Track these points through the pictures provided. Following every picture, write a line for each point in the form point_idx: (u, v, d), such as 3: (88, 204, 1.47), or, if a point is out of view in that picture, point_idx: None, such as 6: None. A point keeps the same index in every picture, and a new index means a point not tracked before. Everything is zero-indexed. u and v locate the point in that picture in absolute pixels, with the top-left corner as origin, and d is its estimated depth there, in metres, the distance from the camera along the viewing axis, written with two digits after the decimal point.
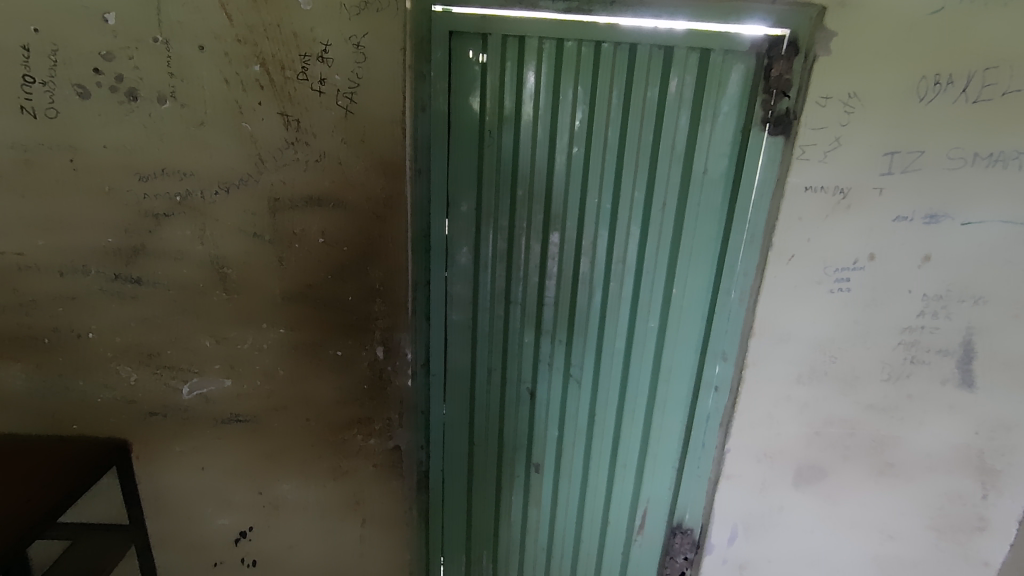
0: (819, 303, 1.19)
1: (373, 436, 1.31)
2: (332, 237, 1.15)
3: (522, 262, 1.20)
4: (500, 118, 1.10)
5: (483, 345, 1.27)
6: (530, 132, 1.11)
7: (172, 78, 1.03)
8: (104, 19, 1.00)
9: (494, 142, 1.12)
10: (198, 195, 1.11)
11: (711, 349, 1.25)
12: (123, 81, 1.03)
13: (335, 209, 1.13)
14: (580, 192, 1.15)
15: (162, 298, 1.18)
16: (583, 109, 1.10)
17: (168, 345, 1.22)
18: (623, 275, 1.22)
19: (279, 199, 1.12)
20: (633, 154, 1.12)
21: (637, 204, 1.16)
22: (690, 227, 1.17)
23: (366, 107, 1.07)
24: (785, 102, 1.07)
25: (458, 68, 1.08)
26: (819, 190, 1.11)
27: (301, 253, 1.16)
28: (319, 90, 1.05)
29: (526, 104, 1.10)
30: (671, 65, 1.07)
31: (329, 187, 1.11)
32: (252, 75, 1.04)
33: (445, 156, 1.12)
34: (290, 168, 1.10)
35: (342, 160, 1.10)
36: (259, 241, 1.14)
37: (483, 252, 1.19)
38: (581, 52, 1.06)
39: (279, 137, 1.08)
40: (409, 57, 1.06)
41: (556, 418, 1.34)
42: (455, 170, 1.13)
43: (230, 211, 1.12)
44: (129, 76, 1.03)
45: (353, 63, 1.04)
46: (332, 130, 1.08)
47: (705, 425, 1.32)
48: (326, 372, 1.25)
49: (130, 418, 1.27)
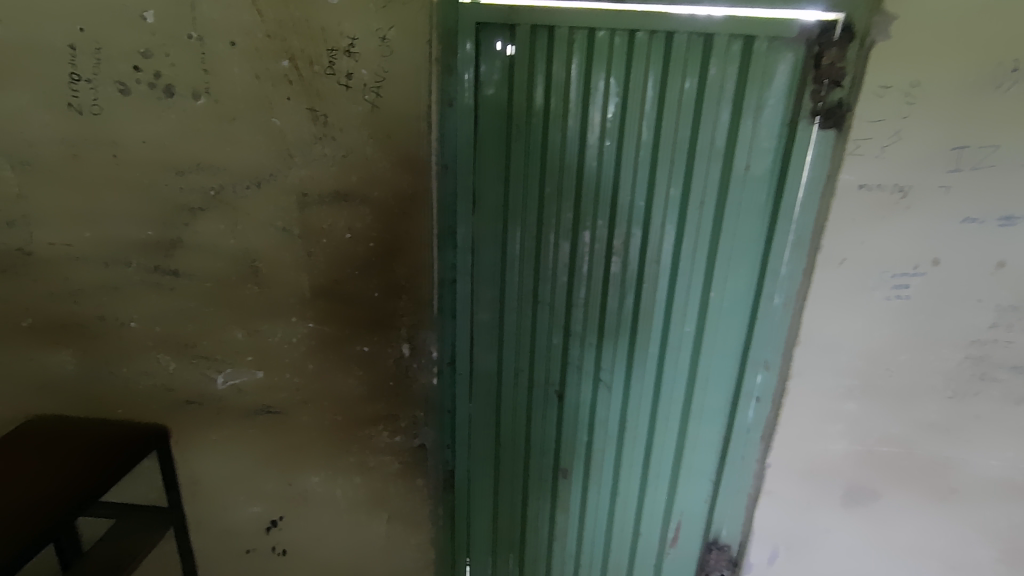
0: (872, 311, 1.09)
1: (398, 433, 1.30)
2: (359, 233, 1.14)
3: (550, 261, 1.16)
4: (528, 112, 1.07)
5: (510, 346, 1.24)
6: (559, 126, 1.07)
7: (206, 75, 1.05)
8: (143, 17, 1.02)
9: (522, 136, 1.08)
10: (231, 189, 1.12)
11: (751, 358, 1.19)
12: (161, 78, 1.06)
13: (361, 204, 1.12)
14: (612, 188, 1.10)
15: (197, 290, 1.21)
16: (616, 102, 1.05)
17: (203, 336, 1.25)
18: (657, 276, 1.16)
19: (307, 194, 1.12)
20: (668, 150, 1.06)
21: (672, 202, 1.10)
22: (728, 227, 1.10)
23: (392, 102, 1.05)
24: (837, 93, 0.98)
25: (484, 60, 1.05)
26: (875, 189, 1.02)
27: (329, 248, 1.16)
28: (346, 85, 1.05)
29: (554, 97, 1.05)
30: (711, 54, 1.00)
31: (356, 183, 1.11)
32: (282, 70, 1.04)
33: (471, 151, 1.09)
34: (317, 163, 1.10)
35: (368, 155, 1.09)
36: (288, 236, 1.15)
37: (510, 251, 1.16)
38: (614, 42, 1.01)
39: (307, 132, 1.08)
40: (435, 50, 1.03)
41: (585, 424, 1.30)
42: (482, 165, 1.11)
43: (260, 205, 1.13)
44: (166, 73, 1.06)
45: (379, 58, 1.03)
46: (358, 125, 1.07)
47: (744, 437, 1.25)
48: (353, 367, 1.25)
49: (169, 406, 1.32)
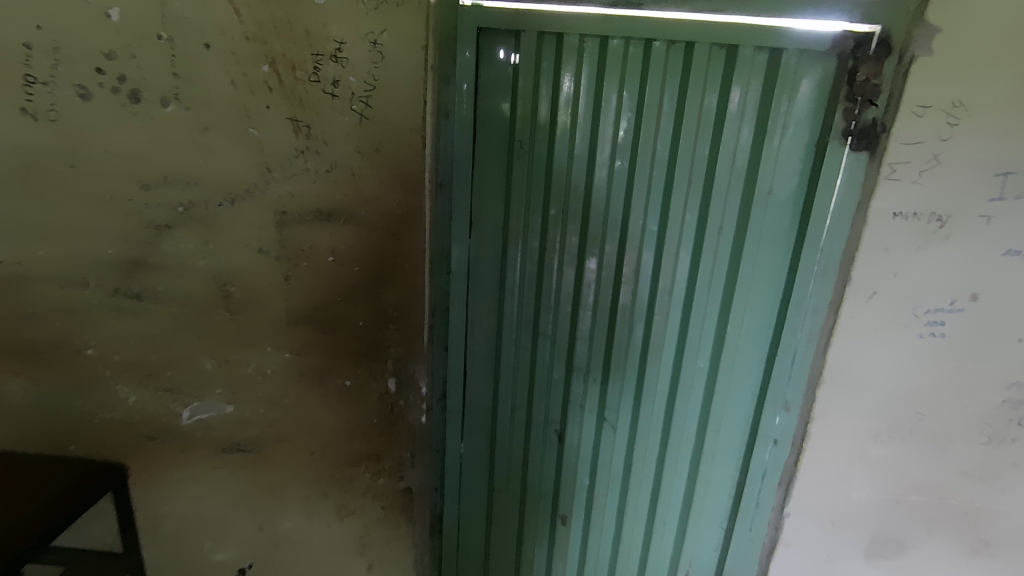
0: (904, 350, 1.00)
1: (382, 475, 1.18)
2: (343, 255, 1.03)
3: (553, 290, 1.07)
4: (533, 127, 0.98)
5: (507, 380, 1.14)
6: (565, 142, 0.98)
7: (176, 79, 0.95)
8: (107, 14, 0.92)
9: (525, 154, 0.99)
10: (202, 205, 1.02)
11: (770, 398, 1.08)
12: (126, 82, 0.95)
13: (346, 224, 1.01)
14: (622, 211, 1.01)
15: (163, 315, 1.10)
16: (628, 118, 0.96)
17: (168, 365, 1.14)
18: (670, 307, 1.06)
19: (287, 212, 1.01)
20: (685, 170, 0.97)
21: (687, 227, 1.00)
22: (749, 255, 1.01)
23: (383, 113, 0.95)
24: (872, 112, 0.90)
25: (486, 72, 0.97)
26: (910, 217, 0.93)
27: (309, 272, 1.05)
28: (332, 94, 0.94)
29: (561, 112, 0.97)
30: (734, 67, 0.92)
31: (341, 201, 1.00)
32: (261, 76, 0.93)
33: (470, 168, 1.00)
34: (298, 178, 0.99)
35: (355, 171, 0.98)
36: (265, 258, 1.04)
37: (510, 277, 1.07)
38: (628, 51, 0.93)
39: (288, 144, 0.97)
40: (431, 57, 0.95)
41: (588, 466, 1.19)
42: (480, 183, 1.02)
43: (234, 224, 1.02)
44: (131, 76, 0.95)
45: (369, 64, 0.93)
46: (345, 138, 0.97)
47: (760, 484, 1.14)
48: (334, 403, 1.14)
49: (128, 441, 1.19)
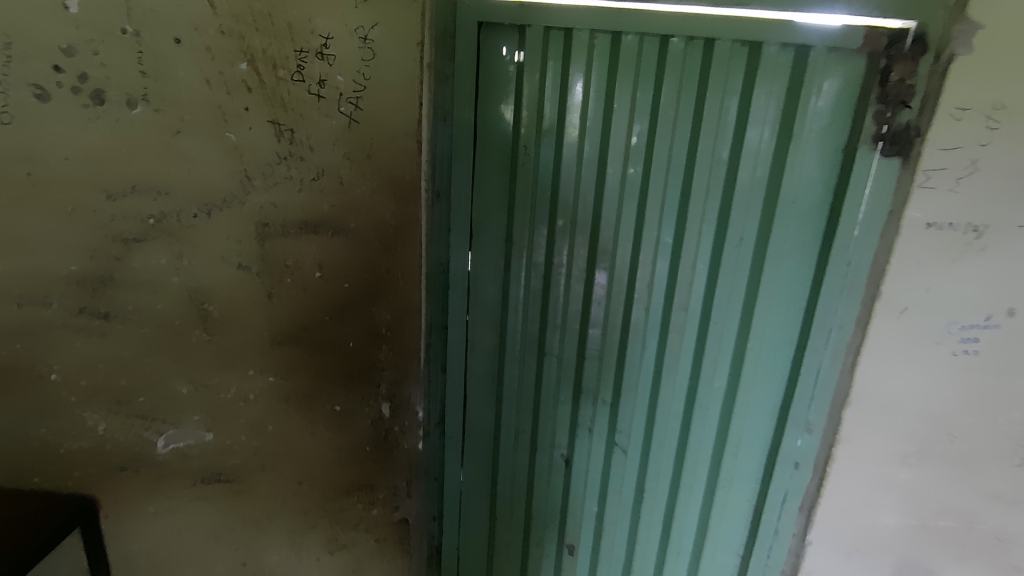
0: (935, 369, 0.94)
1: (376, 506, 1.10)
2: (331, 270, 0.94)
3: (560, 307, 1.00)
4: (538, 131, 0.91)
5: (510, 401, 1.06)
6: (574, 148, 0.91)
7: (144, 78, 0.85)
8: (66, 5, 0.82)
9: (529, 160, 0.92)
10: (175, 217, 0.92)
11: (790, 419, 1.02)
12: (87, 81, 0.86)
13: (334, 237, 0.92)
14: (635, 222, 0.94)
15: (133, 336, 1.00)
16: (642, 122, 0.89)
17: (140, 391, 1.04)
18: (685, 325, 0.99)
19: (269, 223, 0.92)
20: (704, 178, 0.90)
21: (705, 238, 0.93)
22: (771, 268, 0.94)
23: (375, 115, 0.86)
24: (906, 114, 0.83)
25: (487, 71, 0.90)
26: (946, 227, 0.86)
27: (294, 289, 0.96)
28: (317, 94, 0.85)
29: (570, 115, 0.90)
30: (758, 66, 0.84)
31: (329, 212, 0.91)
32: (239, 75, 0.85)
33: (471, 178, 0.94)
34: (281, 186, 0.90)
35: (344, 178, 0.89)
36: (245, 274, 0.95)
37: (513, 293, 0.99)
38: (642, 49, 0.85)
39: (269, 150, 0.88)
40: (428, 55, 0.85)
41: (596, 492, 1.11)
42: (479, 191, 0.95)
43: (211, 237, 0.93)
44: (93, 74, 0.85)
45: (359, 62, 0.84)
46: (332, 142, 0.88)
47: (779, 509, 1.07)
48: (322, 429, 1.05)
49: (97, 472, 1.10)
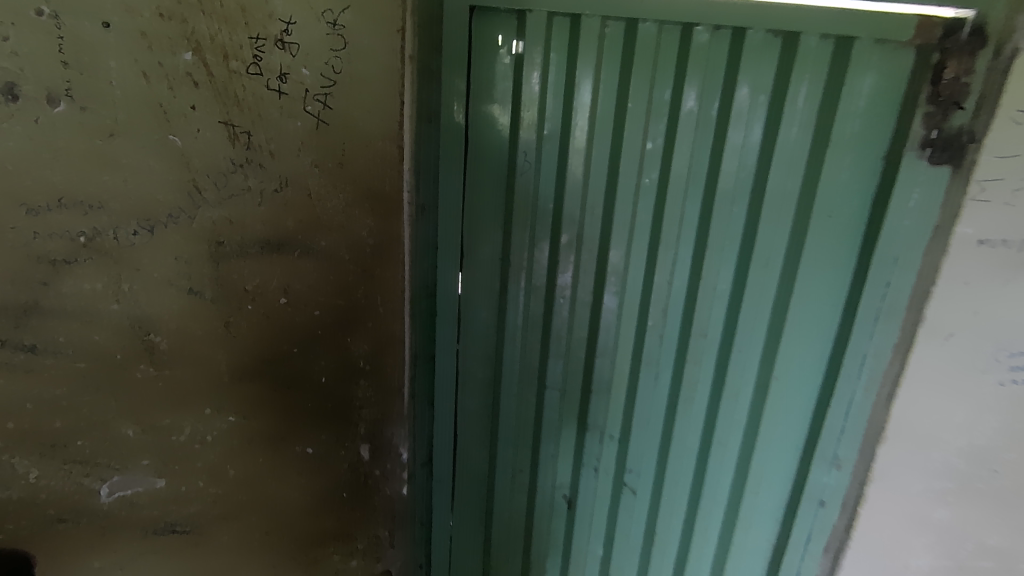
0: (990, 407, 0.80)
1: (356, 557, 1.00)
2: (297, 296, 0.81)
3: (563, 335, 0.89)
4: (540, 136, 0.80)
5: (507, 437, 0.97)
6: (581, 157, 0.80)
7: (65, 70, 0.70)
8: None
9: (529, 169, 0.81)
10: (111, 234, 0.78)
11: (818, 453, 0.90)
12: None
13: (301, 258, 0.80)
14: (650, 238, 0.83)
15: (66, 372, 0.84)
16: (662, 125, 0.78)
17: (79, 435, 0.87)
18: (704, 353, 0.87)
19: (224, 242, 0.79)
20: (728, 188, 0.79)
21: (728, 255, 0.82)
22: (803, 294, 0.83)
23: (347, 115, 0.75)
24: (959, 116, 0.73)
25: (479, 70, 0.79)
26: (1003, 246, 0.73)
27: (256, 317, 0.82)
28: (278, 90, 0.72)
29: (576, 118, 0.79)
30: (795, 59, 0.73)
31: (294, 230, 0.79)
32: (183, 66, 0.71)
33: (462, 194, 0.83)
34: (237, 200, 0.76)
35: (312, 190, 0.77)
36: (197, 300, 0.82)
37: (511, 319, 0.89)
38: (660, 39, 0.75)
39: (222, 156, 0.75)
40: (408, 48, 0.77)
41: (602, 535, 1.01)
42: (476, 208, 0.84)
43: (155, 257, 0.79)
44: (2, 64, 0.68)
45: (328, 52, 0.72)
46: (298, 147, 0.75)
47: (803, 549, 0.95)
48: (292, 473, 0.92)
49: (30, 525, 0.89)
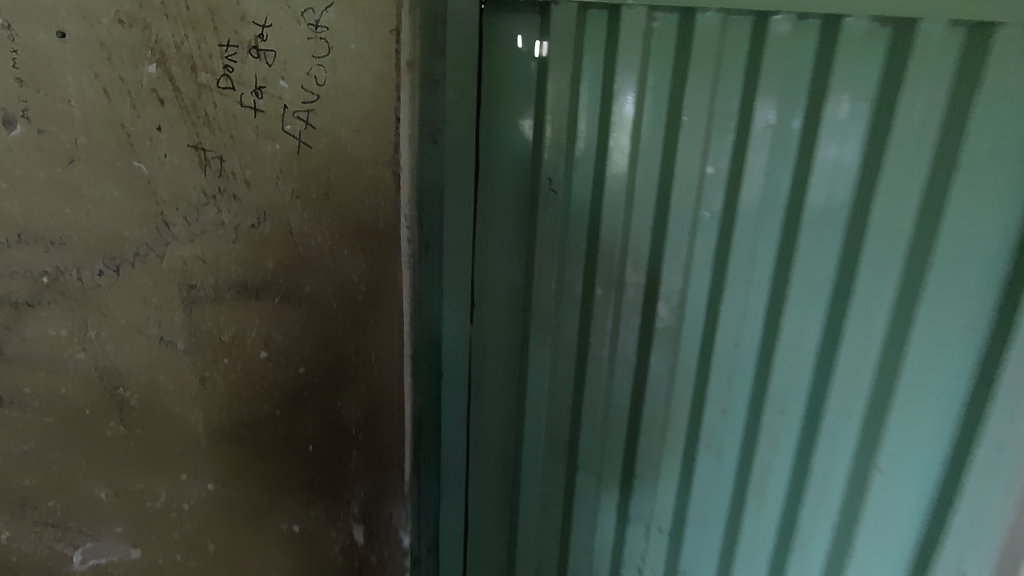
0: None
1: None
2: (279, 349, 0.71)
3: (599, 402, 0.74)
4: (570, 163, 0.68)
5: (529, 519, 0.82)
6: (622, 184, 0.66)
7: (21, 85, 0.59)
8: None
9: (553, 205, 0.69)
10: (75, 274, 0.65)
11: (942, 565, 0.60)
12: None
13: (282, 303, 0.69)
14: (711, 289, 0.65)
15: (32, 428, 0.68)
16: (731, 139, 0.60)
17: (48, 495, 0.71)
18: (782, 439, 0.65)
19: (197, 285, 0.67)
20: (817, 221, 0.58)
21: (813, 305, 0.60)
22: (913, 379, 0.58)
23: (332, 131, 0.66)
24: None
25: (490, 83, 0.69)
26: None
27: (233, 372, 0.70)
28: (253, 106, 0.62)
29: (614, 132, 0.65)
30: (911, 56, 0.52)
31: (275, 271, 0.68)
32: (146, 81, 0.60)
33: (471, 234, 0.73)
34: (209, 236, 0.65)
35: (293, 226, 0.67)
36: (168, 350, 0.70)
37: (531, 388, 0.76)
38: (725, 35, 0.59)
39: (191, 185, 0.63)
40: (404, 52, 0.67)
41: None
42: (488, 254, 0.74)
43: (122, 302, 0.68)
44: None
45: (310, 60, 0.63)
46: (277, 174, 0.65)
47: None
48: (275, 555, 0.79)
49: None
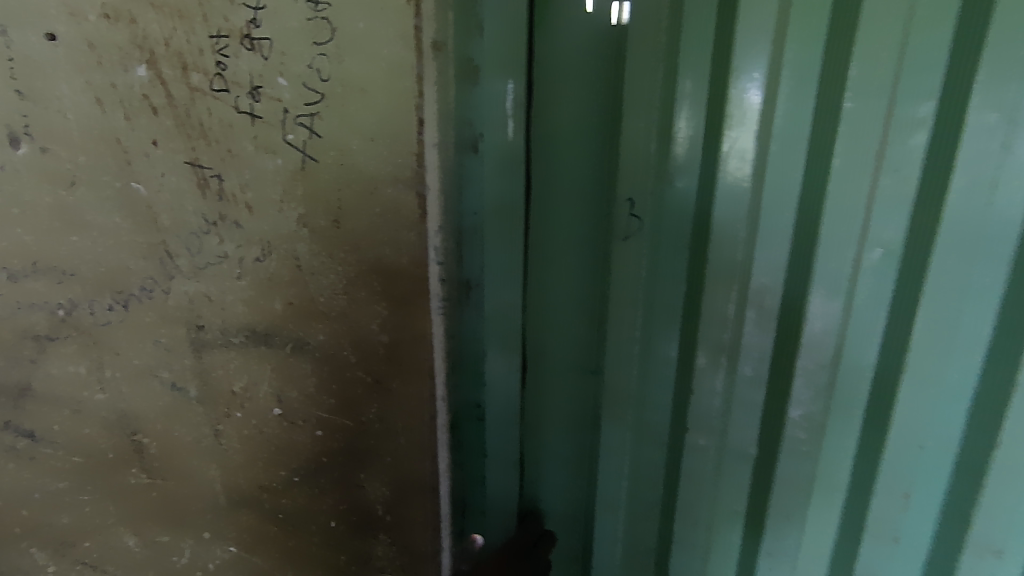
0: None
1: None
2: (294, 405, 0.59)
3: (695, 506, 0.53)
4: (662, 180, 0.47)
5: None
6: (739, 205, 0.45)
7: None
8: None
9: (636, 237, 0.50)
10: (86, 309, 0.57)
11: None
12: None
13: (293, 353, 0.57)
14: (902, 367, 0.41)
15: (129, 482, 0.65)
16: (927, 133, 0.37)
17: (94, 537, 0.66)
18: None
19: (204, 325, 0.57)
20: None
21: None
22: None
23: (335, 139, 0.51)
24: None
25: (543, 77, 0.51)
26: None
27: (248, 429, 0.60)
28: (249, 110, 0.50)
29: (730, 131, 0.44)
30: None
31: (283, 314, 0.56)
32: (139, 87, 0.50)
33: (522, 270, 0.56)
34: (214, 271, 0.55)
35: (301, 260, 0.54)
36: (180, 398, 0.60)
37: (605, 482, 0.58)
38: None
39: (191, 211, 0.53)
40: (427, 31, 0.49)
41: None
42: (540, 301, 0.57)
43: (132, 340, 0.59)
44: None
45: (310, 49, 0.48)
46: (281, 198, 0.52)
47: None
48: None
49: None
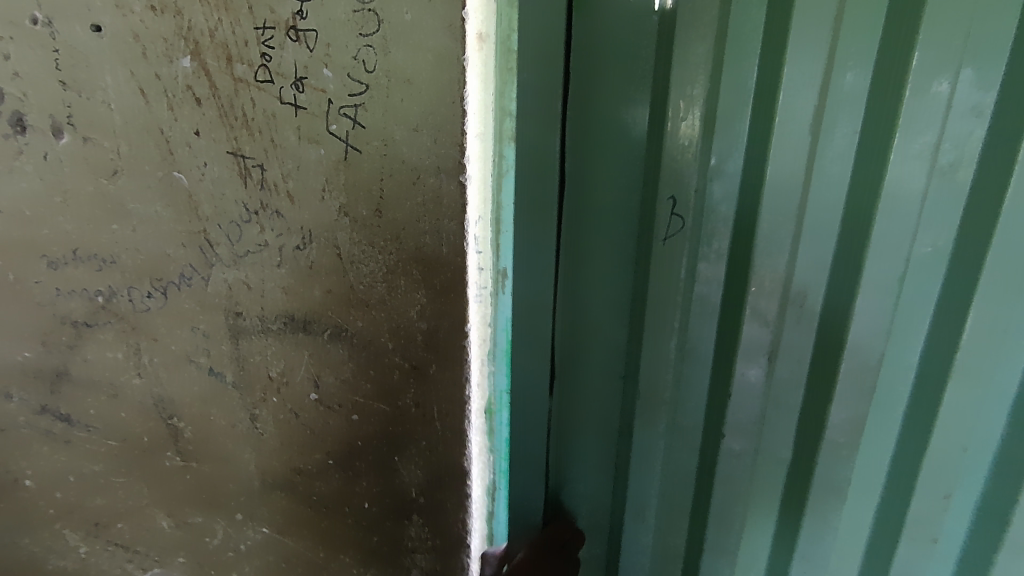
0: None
1: None
2: (331, 391, 0.60)
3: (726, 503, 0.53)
4: (706, 175, 0.46)
5: None
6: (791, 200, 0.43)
7: (16, 81, 0.53)
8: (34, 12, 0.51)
9: (677, 236, 0.49)
10: (126, 296, 0.60)
11: None
12: (29, 102, 0.54)
13: (331, 340, 0.58)
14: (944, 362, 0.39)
15: (164, 465, 0.67)
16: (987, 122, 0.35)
17: (134, 515, 0.70)
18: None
19: (243, 312, 0.58)
20: None
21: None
22: None
23: (378, 130, 0.51)
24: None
25: (578, 66, 0.49)
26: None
27: (285, 414, 0.62)
28: (293, 101, 0.51)
29: (780, 119, 0.42)
30: None
31: (323, 302, 0.57)
32: (182, 78, 0.51)
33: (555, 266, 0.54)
34: (254, 259, 0.56)
35: (342, 249, 0.55)
36: (218, 383, 0.62)
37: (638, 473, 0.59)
38: None
39: (232, 199, 0.54)
40: (473, 23, 0.49)
41: None
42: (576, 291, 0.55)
43: (171, 326, 0.60)
44: (33, 91, 0.54)
45: (356, 40, 0.49)
46: (322, 187, 0.53)
47: None
48: None
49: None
